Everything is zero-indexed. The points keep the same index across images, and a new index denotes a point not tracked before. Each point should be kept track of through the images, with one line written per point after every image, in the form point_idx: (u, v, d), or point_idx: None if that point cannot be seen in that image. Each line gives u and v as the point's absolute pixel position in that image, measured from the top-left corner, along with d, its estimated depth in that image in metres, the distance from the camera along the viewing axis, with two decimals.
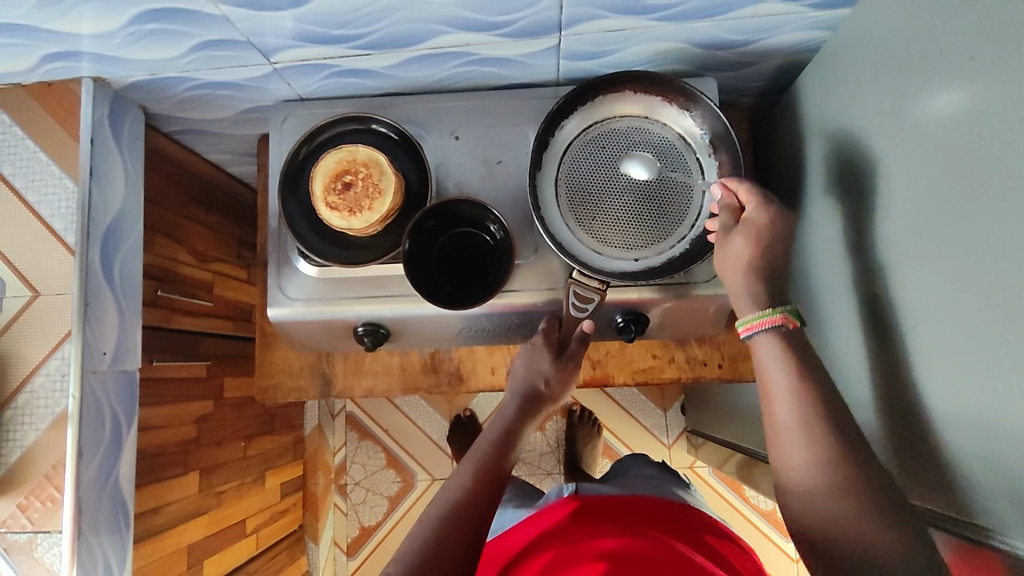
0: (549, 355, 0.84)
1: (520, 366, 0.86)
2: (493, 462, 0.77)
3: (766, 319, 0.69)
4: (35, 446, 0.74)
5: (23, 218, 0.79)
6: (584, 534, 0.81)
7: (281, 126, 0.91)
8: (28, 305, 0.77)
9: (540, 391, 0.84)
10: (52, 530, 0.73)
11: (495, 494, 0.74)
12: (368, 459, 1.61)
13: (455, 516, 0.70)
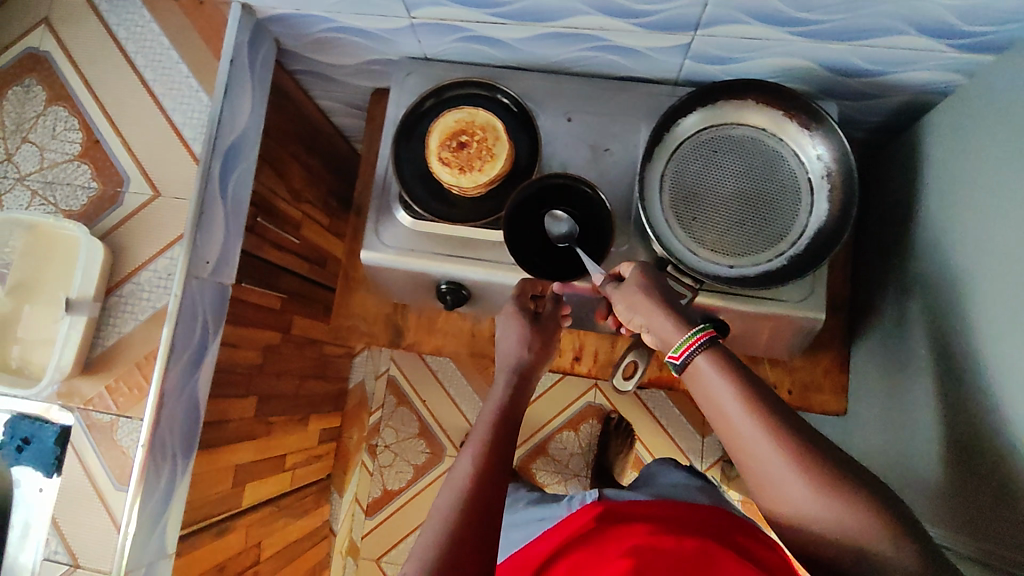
0: (523, 320, 0.81)
1: (507, 345, 0.80)
2: (498, 447, 0.68)
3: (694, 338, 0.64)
4: (131, 335, 0.78)
5: (157, 123, 0.84)
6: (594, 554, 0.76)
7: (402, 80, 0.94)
8: (148, 203, 0.82)
9: (527, 360, 0.79)
10: (133, 416, 0.77)
11: (494, 480, 0.65)
12: (402, 425, 1.62)
13: (458, 519, 0.61)
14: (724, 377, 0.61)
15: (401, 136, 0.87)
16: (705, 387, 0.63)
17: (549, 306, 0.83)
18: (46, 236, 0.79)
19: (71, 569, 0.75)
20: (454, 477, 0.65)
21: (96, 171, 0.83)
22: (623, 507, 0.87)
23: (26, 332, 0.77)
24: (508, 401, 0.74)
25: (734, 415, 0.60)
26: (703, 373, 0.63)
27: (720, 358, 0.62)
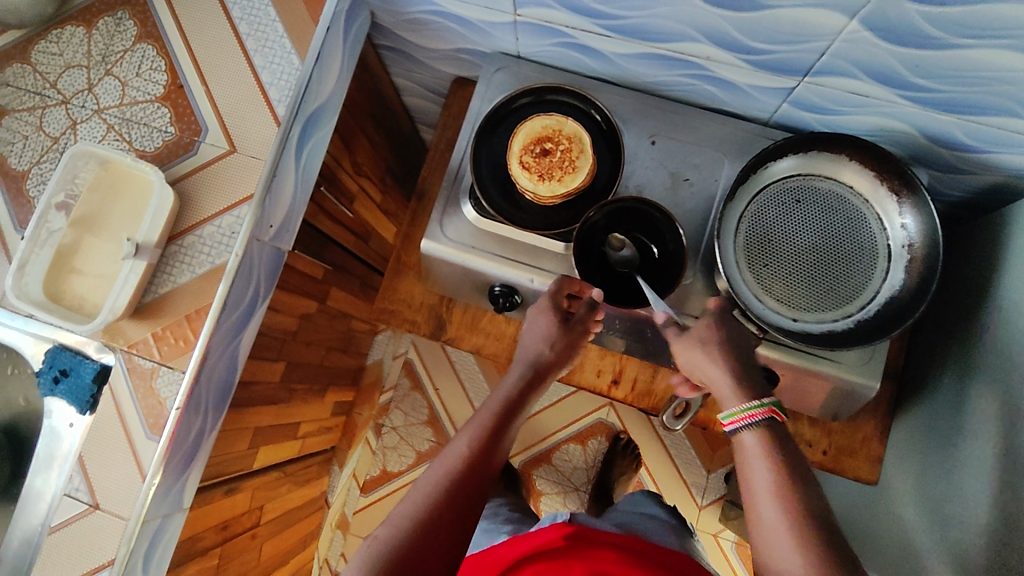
0: (552, 318, 0.79)
1: (531, 341, 0.81)
2: (492, 442, 0.72)
3: (752, 411, 0.67)
4: (184, 287, 0.77)
5: (243, 78, 0.83)
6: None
7: (491, 75, 0.92)
8: (222, 157, 0.81)
9: (546, 358, 0.80)
10: (175, 366, 0.76)
11: (480, 472, 0.69)
12: (411, 410, 1.62)
13: (436, 502, 0.66)
14: (764, 456, 0.66)
15: (485, 132, 0.85)
16: (746, 462, 0.67)
17: (584, 311, 0.79)
18: (117, 177, 0.78)
19: (88, 511, 0.74)
20: (444, 460, 0.70)
21: (174, 117, 0.83)
22: (593, 535, 0.87)
23: (84, 269, 0.77)
24: (516, 397, 0.77)
25: (763, 494, 0.64)
26: (746, 449, 0.68)
27: (772, 438, 0.67)
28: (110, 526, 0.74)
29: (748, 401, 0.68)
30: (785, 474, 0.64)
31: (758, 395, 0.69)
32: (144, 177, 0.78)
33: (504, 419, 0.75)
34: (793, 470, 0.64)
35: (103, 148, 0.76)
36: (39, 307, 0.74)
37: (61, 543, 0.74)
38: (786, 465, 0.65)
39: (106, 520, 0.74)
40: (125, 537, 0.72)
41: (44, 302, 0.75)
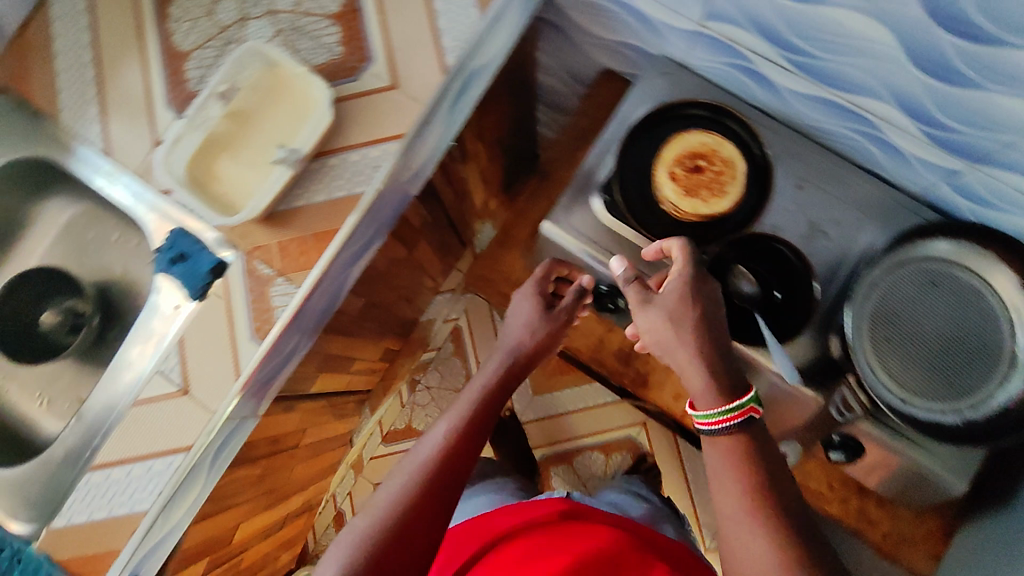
0: (538, 306, 0.84)
1: (516, 323, 0.83)
2: (479, 426, 0.72)
3: (730, 411, 0.59)
4: (317, 206, 0.78)
5: (418, 18, 0.82)
6: (543, 551, 0.76)
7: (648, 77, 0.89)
8: (382, 91, 0.80)
9: (528, 342, 0.82)
10: (291, 279, 0.77)
11: (470, 447, 0.69)
12: (449, 374, 1.63)
13: (434, 472, 0.65)
14: (736, 483, 0.56)
15: (639, 129, 0.85)
16: (716, 482, 0.58)
17: (571, 297, 0.84)
18: (280, 80, 0.78)
19: (176, 395, 0.76)
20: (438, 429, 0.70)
21: (343, 38, 0.83)
22: (589, 514, 0.86)
23: (229, 161, 0.78)
24: (500, 381, 0.78)
25: (739, 526, 0.55)
26: (712, 466, 0.59)
27: (747, 447, 0.58)
28: (192, 415, 0.75)
29: (729, 400, 0.60)
30: (765, 506, 0.55)
31: (733, 393, 0.60)
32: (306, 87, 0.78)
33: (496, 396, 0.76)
34: (775, 500, 0.55)
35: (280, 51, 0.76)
36: (183, 188, 0.76)
37: (144, 418, 0.76)
38: (761, 494, 0.55)
39: (190, 407, 0.76)
40: (207, 428, 0.75)
41: (186, 182, 0.76)
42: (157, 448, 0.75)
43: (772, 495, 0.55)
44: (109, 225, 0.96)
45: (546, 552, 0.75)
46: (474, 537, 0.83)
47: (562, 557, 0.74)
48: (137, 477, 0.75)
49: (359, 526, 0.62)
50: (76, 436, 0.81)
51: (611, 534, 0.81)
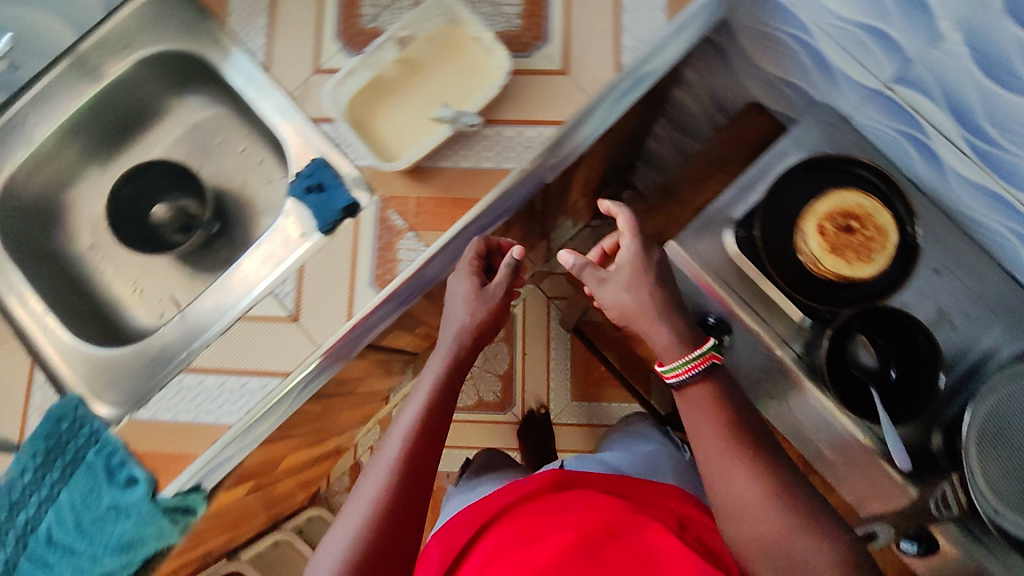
0: (471, 283, 0.72)
1: (469, 313, 0.70)
2: (436, 409, 0.67)
3: (692, 360, 0.64)
4: (464, 172, 0.77)
5: (604, 10, 0.80)
6: (538, 521, 0.72)
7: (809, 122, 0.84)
8: (550, 74, 0.78)
9: (470, 324, 0.70)
10: (421, 236, 0.77)
11: (427, 452, 0.65)
12: (494, 357, 1.53)
13: (397, 494, 0.61)
14: (711, 422, 0.63)
15: (798, 172, 0.80)
16: (695, 431, 0.64)
17: (505, 273, 0.72)
18: (461, 41, 0.79)
19: (286, 320, 0.77)
20: (398, 437, 0.65)
21: (524, 12, 0.80)
22: (589, 482, 0.82)
23: (394, 108, 0.80)
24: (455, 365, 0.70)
25: (725, 465, 0.61)
26: (691, 417, 0.64)
27: (712, 394, 0.64)
28: (297, 342, 0.76)
29: (685, 351, 0.65)
30: (745, 449, 0.61)
31: (688, 347, 0.65)
32: (485, 55, 0.78)
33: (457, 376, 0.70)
34: (754, 443, 0.62)
35: (469, 12, 0.76)
36: (346, 123, 0.78)
37: (250, 334, 0.77)
38: (735, 435, 0.62)
39: (296, 336, 0.76)
40: (308, 359, 0.75)
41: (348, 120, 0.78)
42: (256, 367, 0.76)
43: (747, 443, 0.62)
44: (237, 138, 0.95)
45: (542, 521, 0.72)
46: (472, 513, 0.80)
47: (559, 525, 0.70)
48: (231, 389, 0.76)
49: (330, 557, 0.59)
50: (174, 334, 0.81)
51: (617, 500, 0.77)
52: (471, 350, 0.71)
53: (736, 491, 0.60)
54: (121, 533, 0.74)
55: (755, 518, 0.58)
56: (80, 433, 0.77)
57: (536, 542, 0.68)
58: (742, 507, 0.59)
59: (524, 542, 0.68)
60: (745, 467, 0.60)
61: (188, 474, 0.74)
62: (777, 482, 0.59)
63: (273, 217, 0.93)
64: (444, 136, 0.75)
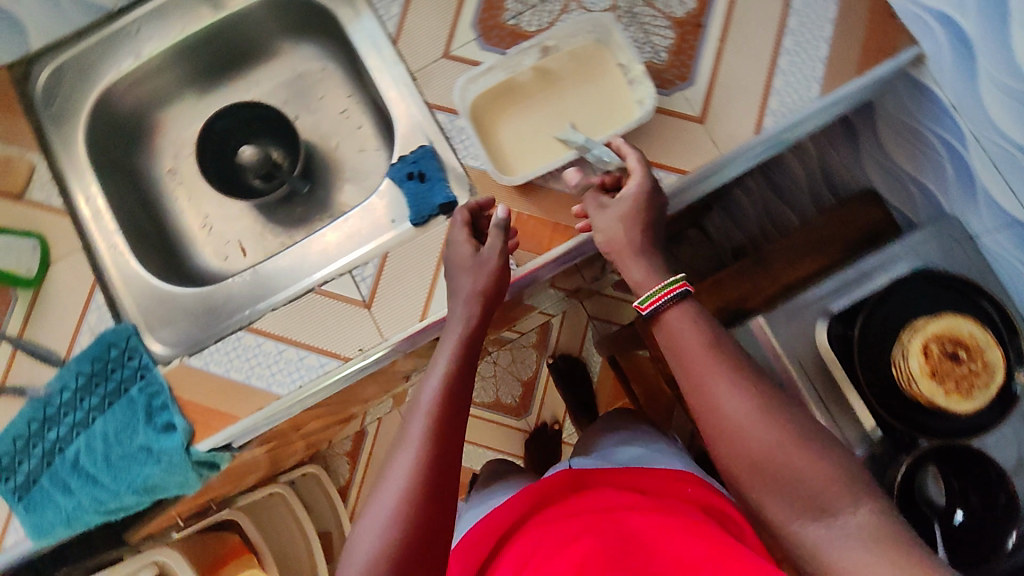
0: (467, 241, 0.69)
1: (471, 281, 0.66)
2: (454, 373, 0.61)
3: (665, 290, 0.61)
4: (574, 198, 0.74)
5: (758, 66, 0.74)
6: (557, 530, 0.63)
7: (935, 231, 0.80)
8: (686, 119, 0.74)
9: (486, 283, 0.66)
10: (513, 253, 0.73)
11: (453, 432, 0.58)
12: (520, 360, 1.47)
13: (425, 481, 0.55)
14: (696, 337, 0.59)
15: (919, 283, 0.77)
16: (676, 354, 0.60)
17: (496, 236, 0.68)
18: (609, 69, 0.76)
19: (357, 305, 0.74)
20: (421, 413, 0.59)
21: (673, 47, 0.75)
22: (607, 481, 0.73)
23: (523, 117, 0.77)
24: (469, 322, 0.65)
25: (716, 392, 0.57)
26: (676, 335, 0.60)
27: (694, 313, 0.61)
28: (363, 330, 0.74)
29: (659, 282, 0.62)
30: (727, 365, 0.58)
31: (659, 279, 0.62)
32: (630, 90, 0.74)
33: (473, 344, 0.64)
34: (739, 365, 0.58)
35: (625, 41, 0.73)
36: (470, 119, 0.76)
37: (319, 309, 0.75)
38: (722, 356, 0.58)
39: (364, 323, 0.74)
40: (370, 351, 0.73)
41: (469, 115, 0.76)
42: (316, 344, 0.74)
43: (730, 360, 0.58)
44: (340, 97, 0.91)
45: (562, 531, 0.62)
46: (494, 520, 0.70)
47: (583, 538, 0.60)
48: (286, 361, 0.74)
49: (362, 555, 0.53)
50: (240, 287, 0.78)
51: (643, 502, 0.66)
52: (481, 318, 0.66)
53: (724, 411, 0.56)
54: (147, 476, 0.73)
55: (747, 438, 0.55)
56: (127, 365, 0.75)
57: (561, 561, 0.58)
58: (735, 431, 0.56)
59: (547, 563, 0.58)
60: (730, 383, 0.57)
61: (224, 436, 0.73)
62: (763, 398, 0.56)
63: (358, 187, 0.90)
64: (566, 162, 0.71)
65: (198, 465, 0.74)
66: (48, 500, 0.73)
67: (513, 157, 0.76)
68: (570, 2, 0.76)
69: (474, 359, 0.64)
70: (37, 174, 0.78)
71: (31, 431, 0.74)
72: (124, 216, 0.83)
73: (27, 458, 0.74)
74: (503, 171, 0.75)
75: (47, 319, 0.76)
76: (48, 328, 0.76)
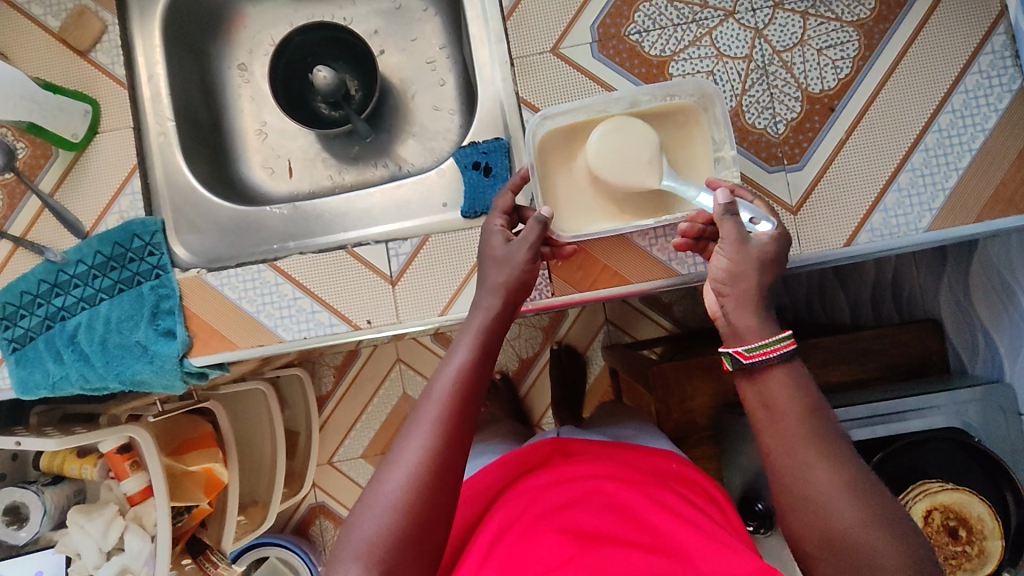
0: (498, 240, 0.61)
1: (499, 274, 0.58)
2: (474, 358, 0.54)
3: (774, 346, 0.50)
4: (634, 246, 0.70)
5: (874, 173, 0.68)
6: (544, 497, 0.58)
7: (984, 394, 0.75)
8: (778, 205, 0.69)
9: (522, 268, 0.58)
10: (552, 279, 0.71)
11: (467, 422, 0.51)
12: (524, 340, 1.27)
13: (437, 464, 0.49)
14: (790, 402, 0.49)
15: (951, 446, 0.74)
16: (767, 410, 0.50)
17: (532, 229, 0.58)
18: (696, 139, 0.64)
19: (384, 278, 0.72)
20: (435, 397, 0.52)
21: (794, 122, 0.70)
22: (594, 451, 0.68)
23: (592, 166, 0.64)
24: (497, 309, 0.57)
25: (798, 457, 0.48)
26: (770, 395, 0.50)
27: (802, 379, 0.50)
28: (382, 305, 0.72)
29: (768, 334, 0.51)
30: (814, 436, 0.48)
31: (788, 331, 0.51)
32: (711, 172, 0.64)
33: (497, 333, 0.57)
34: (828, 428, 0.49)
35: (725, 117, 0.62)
36: (534, 155, 0.64)
37: (346, 268, 0.73)
38: (816, 420, 0.49)
39: (383, 298, 0.72)
40: (382, 327, 0.72)
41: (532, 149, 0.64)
42: (331, 302, 0.72)
43: (824, 429, 0.49)
44: (432, 45, 0.85)
45: (547, 499, 0.58)
46: (477, 487, 0.66)
47: (575, 512, 0.56)
48: (297, 309, 0.72)
49: (359, 538, 0.47)
50: (276, 218, 0.79)
51: (641, 478, 0.61)
52: (507, 312, 0.57)
53: (807, 484, 0.47)
54: (136, 372, 0.73)
55: (828, 513, 0.46)
56: (145, 259, 0.74)
57: (552, 533, 0.53)
58: (813, 501, 0.47)
59: (535, 532, 0.53)
60: (822, 454, 0.47)
61: (217, 359, 0.73)
62: (856, 474, 0.47)
63: (420, 145, 0.85)
64: (664, 225, 0.62)
65: (187, 375, 0.74)
66: (38, 362, 0.73)
67: (572, 213, 0.65)
68: (703, 36, 0.70)
69: (496, 346, 0.56)
70: (106, 37, 0.75)
71: (38, 291, 0.73)
72: (181, 102, 0.81)
73: (28, 314, 0.74)
74: (561, 227, 0.64)
75: (80, 188, 0.75)
76: (80, 197, 0.74)
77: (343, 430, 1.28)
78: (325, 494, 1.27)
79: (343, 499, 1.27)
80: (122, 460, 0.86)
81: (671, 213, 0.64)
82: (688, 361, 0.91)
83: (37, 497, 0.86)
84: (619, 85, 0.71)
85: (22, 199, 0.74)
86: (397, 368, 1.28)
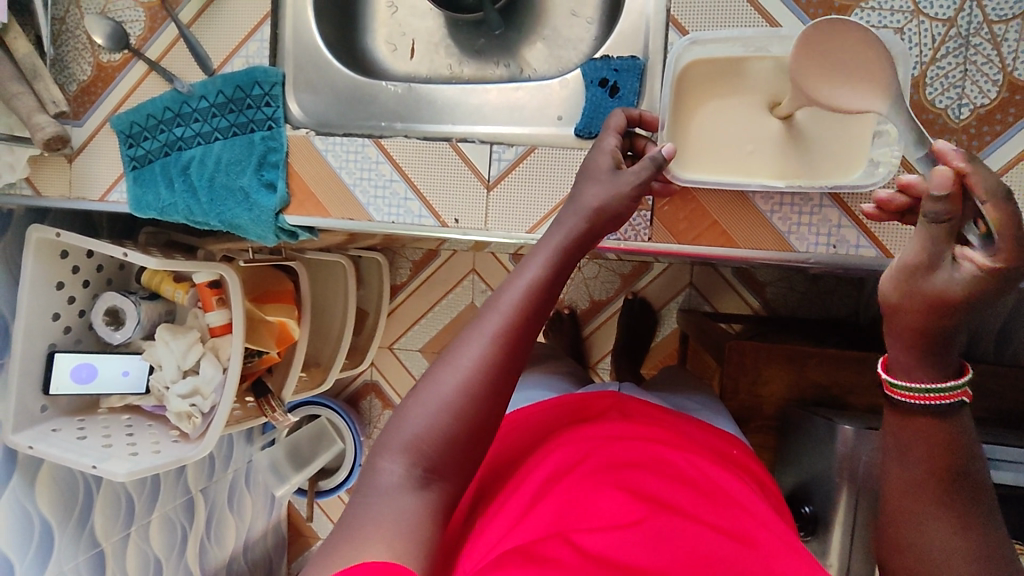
0: (606, 163, 0.56)
1: (595, 195, 0.54)
2: (543, 273, 0.51)
3: (939, 394, 0.43)
4: (752, 210, 0.64)
5: None
6: (596, 444, 0.57)
7: None
8: None
9: (619, 199, 0.54)
10: (653, 224, 0.66)
11: (527, 337, 0.50)
12: (601, 281, 1.23)
13: (489, 373, 0.48)
14: (924, 452, 0.44)
15: None
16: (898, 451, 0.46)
17: (647, 160, 0.55)
18: None
19: (480, 181, 0.70)
20: (499, 307, 0.50)
21: (982, 110, 0.59)
22: (651, 413, 0.66)
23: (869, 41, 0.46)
24: (579, 232, 0.53)
25: (915, 505, 0.45)
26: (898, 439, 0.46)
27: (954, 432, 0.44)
28: (473, 206, 0.71)
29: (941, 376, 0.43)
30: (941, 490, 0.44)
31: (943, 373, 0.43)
32: (865, 148, 0.57)
33: (575, 255, 0.54)
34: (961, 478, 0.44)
35: (903, 85, 0.54)
36: (672, 85, 0.58)
37: (446, 161, 0.71)
38: (953, 475, 0.44)
39: (476, 200, 0.70)
40: (468, 230, 0.71)
41: (672, 78, 0.58)
42: (425, 193, 0.71)
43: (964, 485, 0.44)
44: None
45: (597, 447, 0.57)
46: (531, 421, 0.66)
47: (628, 467, 0.54)
48: (391, 193, 0.72)
49: (406, 429, 0.48)
50: (389, 95, 0.79)
51: (694, 451, 0.59)
52: (590, 237, 0.54)
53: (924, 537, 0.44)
54: (235, 216, 0.75)
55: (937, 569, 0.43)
56: (262, 108, 0.75)
57: (598, 480, 0.52)
58: (924, 560, 0.44)
59: (584, 478, 0.53)
60: (947, 507, 0.44)
61: (310, 222, 0.74)
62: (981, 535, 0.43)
63: (548, 51, 0.80)
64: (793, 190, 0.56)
65: (279, 230, 0.76)
66: (152, 185, 0.77)
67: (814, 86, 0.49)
68: None
69: (572, 266, 0.54)
70: None
71: (163, 117, 0.77)
72: None
73: (151, 138, 0.77)
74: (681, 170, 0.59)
75: (214, 26, 0.76)
76: (213, 34, 0.76)
77: (408, 321, 1.32)
78: (380, 375, 1.33)
79: (394, 384, 1.33)
80: (211, 294, 0.93)
81: (806, 181, 0.58)
82: (769, 345, 0.85)
83: (134, 306, 0.94)
84: (786, 22, 0.63)
85: (162, 24, 0.76)
86: (470, 278, 1.29)
